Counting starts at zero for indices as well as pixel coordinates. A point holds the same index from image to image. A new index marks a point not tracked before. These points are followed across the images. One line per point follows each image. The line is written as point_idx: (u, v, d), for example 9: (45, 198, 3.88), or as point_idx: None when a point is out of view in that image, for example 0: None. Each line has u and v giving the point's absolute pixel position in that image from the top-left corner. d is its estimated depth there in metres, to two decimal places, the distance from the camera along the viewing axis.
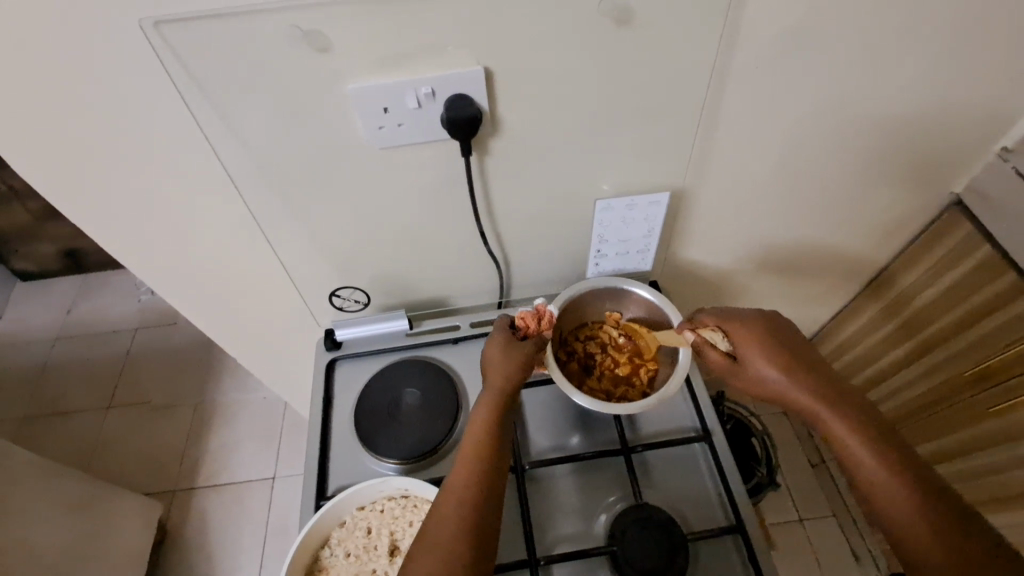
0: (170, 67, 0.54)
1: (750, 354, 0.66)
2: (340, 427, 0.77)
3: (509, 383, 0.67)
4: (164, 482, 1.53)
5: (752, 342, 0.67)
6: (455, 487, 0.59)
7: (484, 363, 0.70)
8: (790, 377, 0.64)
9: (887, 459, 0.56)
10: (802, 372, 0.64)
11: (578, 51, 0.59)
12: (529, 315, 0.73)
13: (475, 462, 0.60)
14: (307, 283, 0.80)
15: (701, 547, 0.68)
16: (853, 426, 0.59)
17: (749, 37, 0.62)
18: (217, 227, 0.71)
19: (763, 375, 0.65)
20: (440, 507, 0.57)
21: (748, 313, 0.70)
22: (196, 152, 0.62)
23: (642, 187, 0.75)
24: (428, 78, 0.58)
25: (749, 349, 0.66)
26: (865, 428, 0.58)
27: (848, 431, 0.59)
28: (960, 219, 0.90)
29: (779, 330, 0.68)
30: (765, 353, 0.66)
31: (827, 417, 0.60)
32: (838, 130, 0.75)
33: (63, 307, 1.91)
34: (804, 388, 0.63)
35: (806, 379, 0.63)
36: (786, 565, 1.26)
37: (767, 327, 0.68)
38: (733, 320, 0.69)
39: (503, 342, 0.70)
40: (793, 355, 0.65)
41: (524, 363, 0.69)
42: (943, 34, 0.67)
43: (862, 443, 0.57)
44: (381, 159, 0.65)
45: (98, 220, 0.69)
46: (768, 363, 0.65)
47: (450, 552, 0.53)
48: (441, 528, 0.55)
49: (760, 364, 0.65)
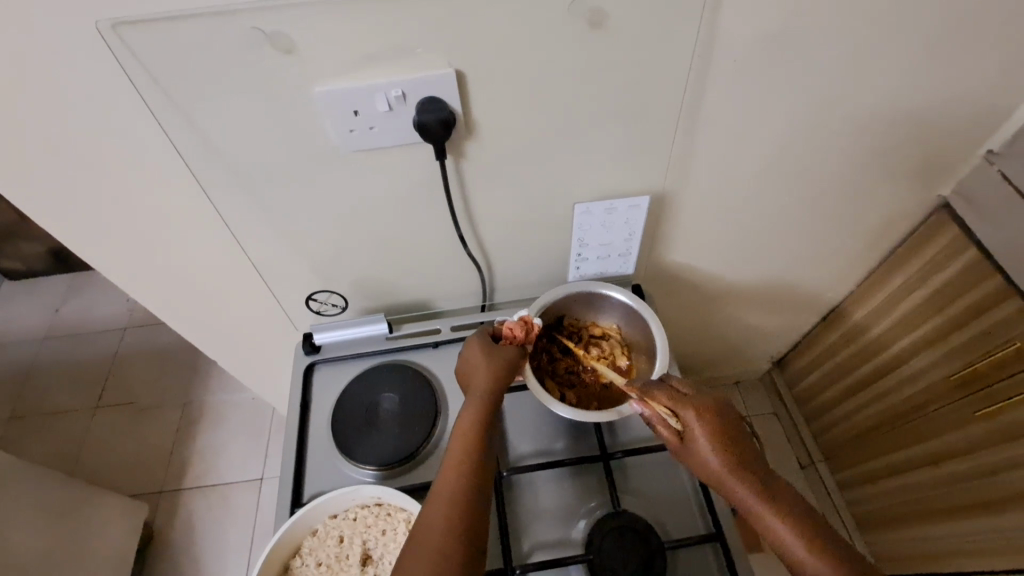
0: (129, 68, 0.53)
1: (701, 445, 0.60)
2: (317, 433, 0.76)
3: (495, 386, 0.66)
4: (151, 483, 1.52)
5: (704, 433, 0.61)
6: (444, 489, 0.58)
7: (467, 364, 0.69)
8: (741, 479, 0.58)
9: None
10: (751, 473, 0.59)
11: (553, 52, 0.58)
12: (515, 324, 0.71)
13: (463, 461, 0.60)
14: (284, 287, 0.79)
15: (679, 555, 0.67)
16: (806, 539, 0.54)
17: (728, 39, 0.61)
18: (189, 229, 0.70)
19: (714, 472, 0.60)
20: (428, 510, 0.56)
21: (697, 395, 0.64)
22: (163, 155, 0.61)
23: (622, 190, 0.75)
24: (398, 81, 0.57)
25: (699, 442, 0.61)
26: (818, 539, 0.54)
27: (801, 544, 0.54)
28: (948, 222, 0.89)
29: (729, 418, 0.62)
30: (716, 449, 0.60)
31: (778, 527, 0.56)
32: (821, 132, 0.74)
33: (51, 307, 1.89)
34: (756, 494, 0.58)
35: (755, 482, 0.58)
36: (774, 567, 1.26)
37: (718, 414, 0.62)
38: (684, 404, 0.63)
39: (486, 342, 0.70)
40: (744, 451, 0.60)
41: (510, 363, 0.68)
42: (926, 36, 0.66)
43: (815, 560, 0.53)
44: (353, 162, 0.64)
45: (68, 223, 0.68)
46: (720, 459, 0.59)
47: (442, 553, 0.53)
48: (430, 530, 0.54)
49: (714, 460, 0.60)
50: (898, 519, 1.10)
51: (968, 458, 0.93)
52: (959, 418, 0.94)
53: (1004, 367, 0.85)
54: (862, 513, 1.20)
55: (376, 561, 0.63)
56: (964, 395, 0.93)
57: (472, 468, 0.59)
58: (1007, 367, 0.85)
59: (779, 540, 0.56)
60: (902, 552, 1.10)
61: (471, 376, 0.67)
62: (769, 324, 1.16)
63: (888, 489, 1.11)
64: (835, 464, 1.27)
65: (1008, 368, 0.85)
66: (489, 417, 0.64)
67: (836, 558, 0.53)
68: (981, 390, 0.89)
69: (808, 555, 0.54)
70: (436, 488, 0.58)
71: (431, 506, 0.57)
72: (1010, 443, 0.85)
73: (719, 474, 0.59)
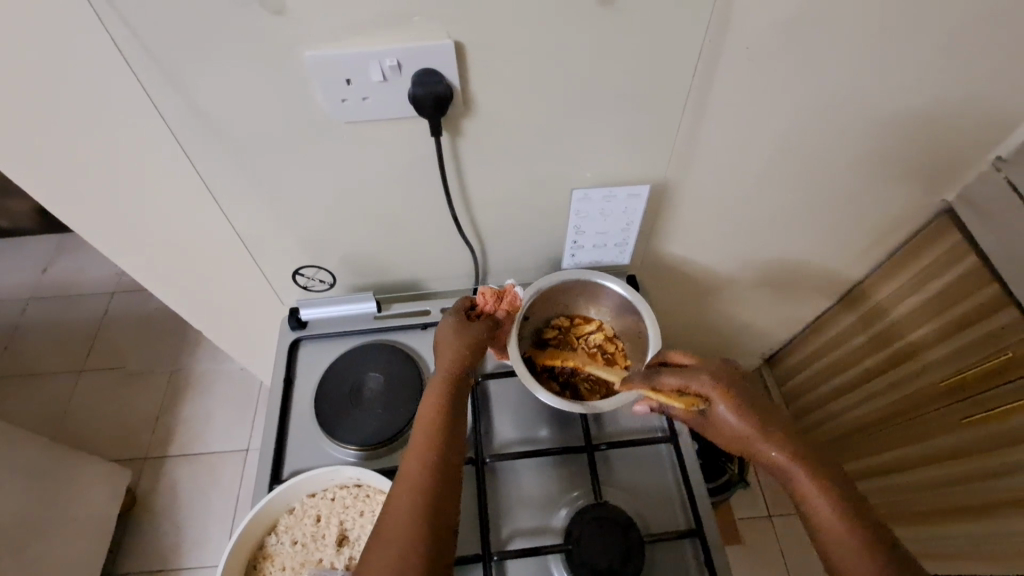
0: (106, 20, 0.50)
1: (726, 413, 0.60)
2: (299, 410, 0.75)
3: (459, 367, 0.65)
4: (134, 450, 1.52)
5: (723, 399, 0.60)
6: (412, 467, 0.57)
7: (435, 345, 0.67)
8: (765, 438, 0.58)
9: (868, 540, 0.52)
10: (773, 426, 0.59)
11: (558, 30, 0.55)
12: (489, 292, 0.69)
13: (426, 455, 0.58)
14: (271, 259, 0.77)
15: (658, 550, 0.67)
16: (833, 503, 0.55)
17: (742, 24, 0.59)
18: (171, 194, 0.67)
19: (740, 427, 0.59)
20: (396, 488, 0.56)
21: (711, 363, 0.63)
22: (143, 116, 0.58)
23: (622, 178, 0.73)
24: (393, 50, 0.54)
25: (719, 406, 0.60)
26: (844, 501, 0.55)
27: (828, 508, 0.54)
28: (949, 228, 0.88)
29: (741, 380, 0.62)
30: (738, 410, 0.59)
31: (807, 485, 0.56)
32: (829, 129, 0.72)
33: (39, 267, 1.86)
34: (776, 446, 0.58)
35: (781, 441, 0.58)
36: (753, 560, 1.27)
37: (732, 379, 0.62)
38: (700, 373, 0.62)
39: (457, 319, 0.68)
40: (765, 409, 0.60)
41: (481, 336, 0.67)
42: (945, 34, 0.64)
43: (845, 525, 0.53)
44: (345, 135, 0.61)
45: (46, 183, 0.66)
46: (739, 416, 0.59)
47: (412, 530, 0.53)
48: (401, 505, 0.54)
49: (736, 420, 0.59)
50: (878, 519, 1.11)
51: (952, 463, 0.93)
52: (945, 423, 0.94)
53: (995, 376, 0.85)
54: None
55: (352, 542, 0.63)
56: (953, 402, 0.92)
57: (436, 459, 0.58)
58: (998, 376, 0.85)
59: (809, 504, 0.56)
60: None
61: (439, 352, 0.66)
62: (764, 321, 1.15)
63: (870, 490, 1.12)
64: None
65: (998, 378, 0.85)
66: (454, 402, 0.63)
67: (861, 520, 0.54)
68: (971, 397, 0.89)
69: (835, 517, 0.54)
70: (403, 467, 0.58)
71: (392, 504, 0.55)
72: (996, 450, 0.86)
73: (746, 437, 0.59)
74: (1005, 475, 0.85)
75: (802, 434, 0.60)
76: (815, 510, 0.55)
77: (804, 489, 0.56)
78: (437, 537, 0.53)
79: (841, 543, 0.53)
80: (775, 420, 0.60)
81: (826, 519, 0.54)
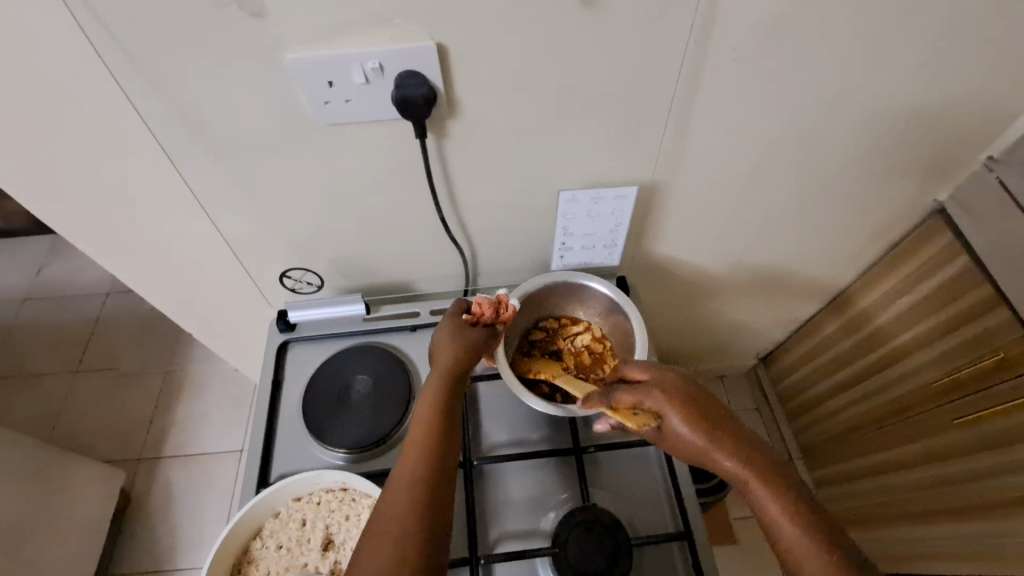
0: (85, 23, 0.50)
1: (678, 427, 0.59)
2: (288, 413, 0.75)
3: (454, 369, 0.64)
4: (128, 451, 1.51)
5: (674, 411, 0.59)
6: (405, 470, 0.57)
7: (432, 347, 0.67)
8: (721, 450, 0.57)
9: (824, 549, 0.50)
10: (732, 437, 0.57)
11: (542, 31, 0.55)
12: (487, 304, 0.68)
13: (418, 457, 0.57)
14: (258, 262, 0.77)
15: (646, 552, 0.67)
16: (789, 512, 0.53)
17: (727, 24, 0.58)
18: (156, 197, 0.67)
19: (693, 441, 0.58)
20: (389, 490, 0.55)
21: (663, 376, 0.62)
22: (125, 118, 0.58)
23: (610, 180, 0.72)
24: (374, 51, 0.54)
25: (671, 420, 0.59)
26: (801, 509, 0.53)
27: (784, 518, 0.52)
28: (941, 228, 0.87)
29: (695, 390, 0.61)
30: (690, 422, 0.58)
31: (765, 500, 0.54)
32: (819, 129, 0.72)
33: (34, 267, 1.86)
34: (733, 458, 0.56)
35: (734, 450, 0.57)
36: (747, 559, 1.27)
37: (684, 390, 0.61)
38: (649, 388, 0.61)
39: (453, 322, 0.68)
40: (720, 418, 0.59)
41: (477, 338, 0.67)
42: (934, 33, 0.63)
43: (800, 533, 0.51)
44: (329, 137, 0.61)
45: (31, 185, 0.65)
46: (693, 430, 0.58)
47: (402, 532, 0.52)
48: (393, 508, 0.54)
49: (689, 433, 0.58)
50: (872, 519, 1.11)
51: (944, 463, 0.93)
52: (937, 423, 0.94)
53: (987, 376, 0.85)
54: (835, 511, 1.21)
55: (337, 546, 0.63)
56: (945, 402, 0.92)
57: (428, 461, 0.57)
58: (989, 376, 0.85)
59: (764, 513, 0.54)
60: (872, 551, 1.12)
61: (435, 355, 0.66)
62: (757, 321, 1.15)
63: (864, 490, 1.12)
64: (813, 461, 1.28)
65: (990, 378, 0.84)
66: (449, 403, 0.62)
67: (817, 528, 0.51)
68: (963, 398, 0.89)
69: (789, 526, 0.52)
70: (397, 470, 0.57)
71: (384, 506, 0.54)
72: (987, 451, 0.86)
73: (701, 450, 0.58)
74: (997, 476, 0.85)
75: (765, 445, 0.58)
76: (776, 527, 0.53)
77: (763, 503, 0.54)
78: (428, 541, 0.52)
79: (797, 552, 0.51)
80: (734, 431, 0.58)
81: (789, 537, 0.52)
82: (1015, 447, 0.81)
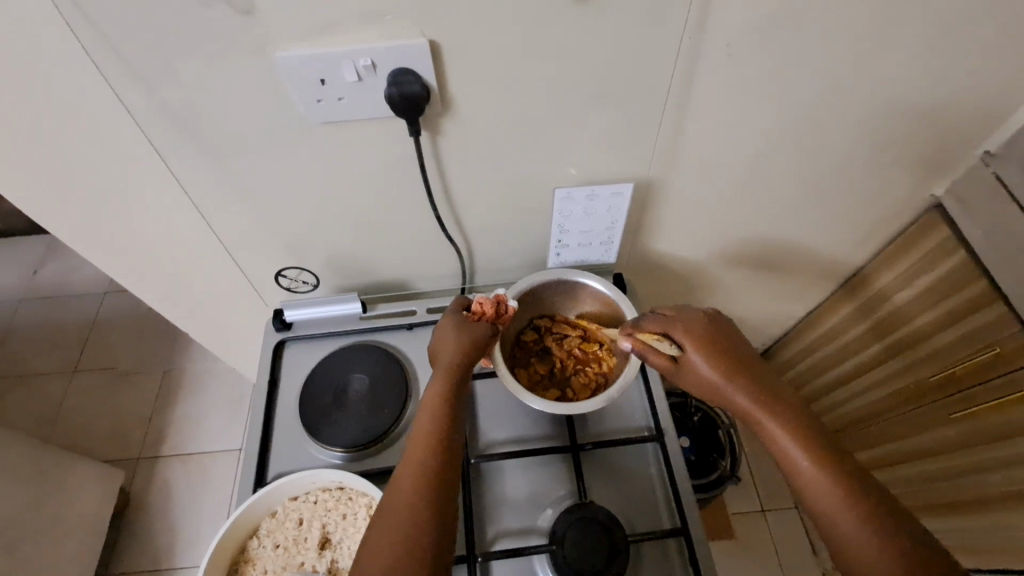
0: (74, 24, 0.50)
1: (699, 363, 0.62)
2: (284, 412, 0.74)
3: (456, 368, 0.64)
4: (126, 450, 1.51)
5: (698, 347, 0.62)
6: (406, 470, 0.56)
7: (435, 344, 0.67)
8: (737, 385, 0.60)
9: (843, 487, 0.53)
10: (746, 374, 0.61)
11: (535, 29, 0.55)
12: (488, 304, 0.68)
13: (421, 459, 0.57)
14: (254, 261, 0.77)
15: (643, 549, 0.67)
16: (810, 448, 0.55)
17: (721, 20, 0.58)
18: (150, 198, 0.67)
19: (711, 376, 0.61)
20: (391, 492, 0.55)
21: (686, 317, 0.65)
22: (118, 119, 0.58)
23: (606, 177, 0.72)
24: (367, 49, 0.54)
25: (692, 355, 0.62)
26: (821, 447, 0.55)
27: (804, 453, 0.55)
28: (938, 223, 0.87)
29: (721, 331, 0.64)
30: (710, 359, 0.61)
31: (777, 431, 0.57)
32: (815, 124, 0.72)
33: (30, 267, 1.85)
34: (748, 393, 0.59)
35: (755, 389, 0.59)
36: (746, 555, 1.28)
37: (709, 331, 0.64)
38: (673, 324, 0.65)
39: (455, 319, 0.68)
40: (743, 360, 0.62)
41: (480, 337, 0.66)
42: (929, 28, 0.63)
43: (818, 469, 0.54)
44: (323, 136, 0.61)
45: (23, 186, 0.65)
46: (712, 366, 0.61)
47: (405, 535, 0.52)
48: (396, 510, 0.53)
49: (708, 369, 0.61)
50: None
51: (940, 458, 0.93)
52: (935, 418, 0.94)
53: (984, 371, 0.85)
54: None
55: (335, 545, 0.63)
56: (941, 397, 0.92)
57: (431, 461, 0.56)
58: (985, 371, 0.85)
59: (782, 450, 0.56)
60: None
61: (438, 355, 0.65)
62: (755, 318, 1.15)
63: None
64: None
65: (986, 373, 0.84)
66: (452, 404, 0.62)
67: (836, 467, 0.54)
68: (958, 393, 0.89)
69: (810, 462, 0.55)
70: (398, 471, 0.57)
71: (387, 509, 0.54)
72: (985, 445, 0.86)
73: (717, 385, 0.61)
74: (994, 470, 0.85)
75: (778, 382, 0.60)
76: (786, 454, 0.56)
77: (775, 435, 0.57)
78: (432, 542, 0.52)
79: (812, 481, 0.54)
80: (751, 368, 0.61)
81: (799, 464, 0.55)
82: (1011, 442, 0.81)
